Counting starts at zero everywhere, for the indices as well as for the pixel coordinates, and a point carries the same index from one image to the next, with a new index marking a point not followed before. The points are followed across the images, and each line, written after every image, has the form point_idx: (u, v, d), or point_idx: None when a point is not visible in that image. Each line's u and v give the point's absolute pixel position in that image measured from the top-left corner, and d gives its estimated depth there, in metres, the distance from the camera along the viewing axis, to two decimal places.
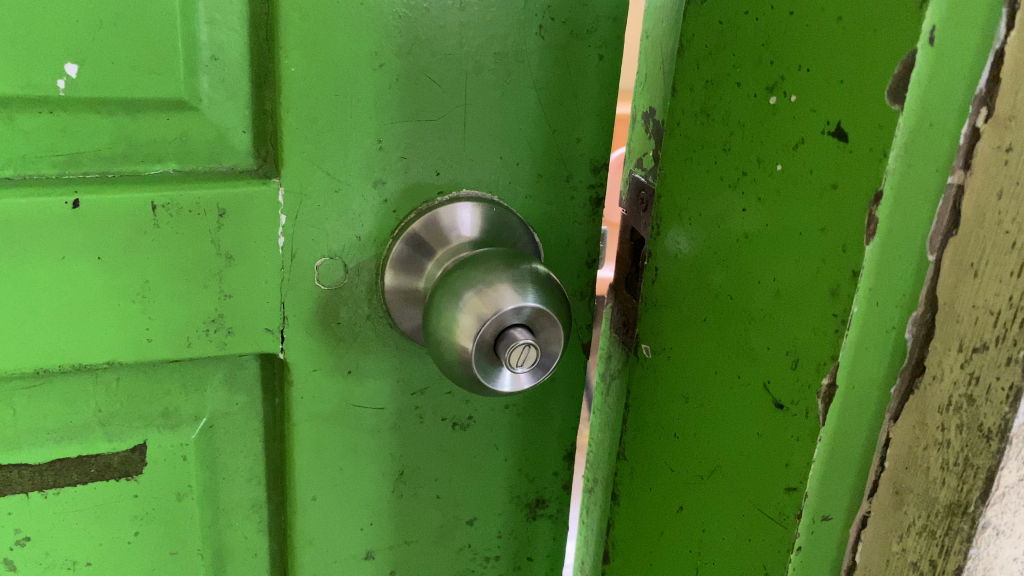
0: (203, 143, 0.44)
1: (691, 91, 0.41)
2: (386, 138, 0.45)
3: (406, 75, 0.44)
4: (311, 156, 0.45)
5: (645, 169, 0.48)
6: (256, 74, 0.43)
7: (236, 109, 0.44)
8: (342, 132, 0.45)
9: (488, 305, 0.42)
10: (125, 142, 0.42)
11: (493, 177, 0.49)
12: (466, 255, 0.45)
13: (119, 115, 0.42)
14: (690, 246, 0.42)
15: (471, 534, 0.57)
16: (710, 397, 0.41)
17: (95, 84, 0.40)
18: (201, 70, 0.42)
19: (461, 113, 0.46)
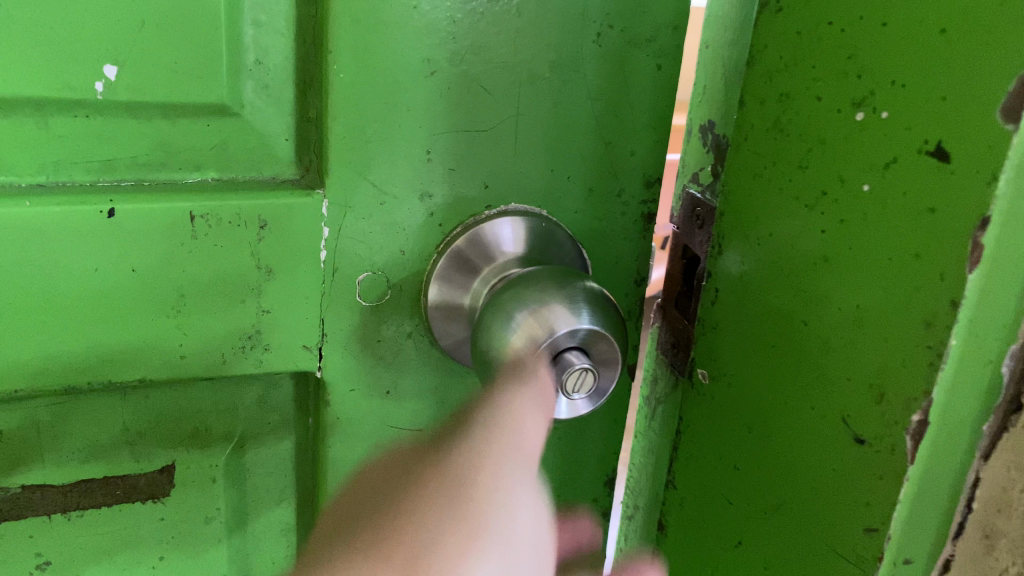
0: (244, 151, 0.42)
1: (763, 105, 0.39)
2: (435, 149, 0.43)
3: (458, 83, 0.42)
4: (357, 166, 0.43)
5: (702, 184, 0.45)
6: (301, 78, 0.41)
7: (279, 116, 0.42)
8: (389, 141, 0.43)
9: (542, 327, 0.39)
10: (164, 148, 0.40)
11: (543, 191, 0.47)
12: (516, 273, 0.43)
13: (157, 120, 0.40)
14: (757, 267, 0.39)
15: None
16: (777, 428, 0.39)
17: (134, 87, 0.38)
18: (244, 74, 0.40)
19: (514, 123, 0.44)
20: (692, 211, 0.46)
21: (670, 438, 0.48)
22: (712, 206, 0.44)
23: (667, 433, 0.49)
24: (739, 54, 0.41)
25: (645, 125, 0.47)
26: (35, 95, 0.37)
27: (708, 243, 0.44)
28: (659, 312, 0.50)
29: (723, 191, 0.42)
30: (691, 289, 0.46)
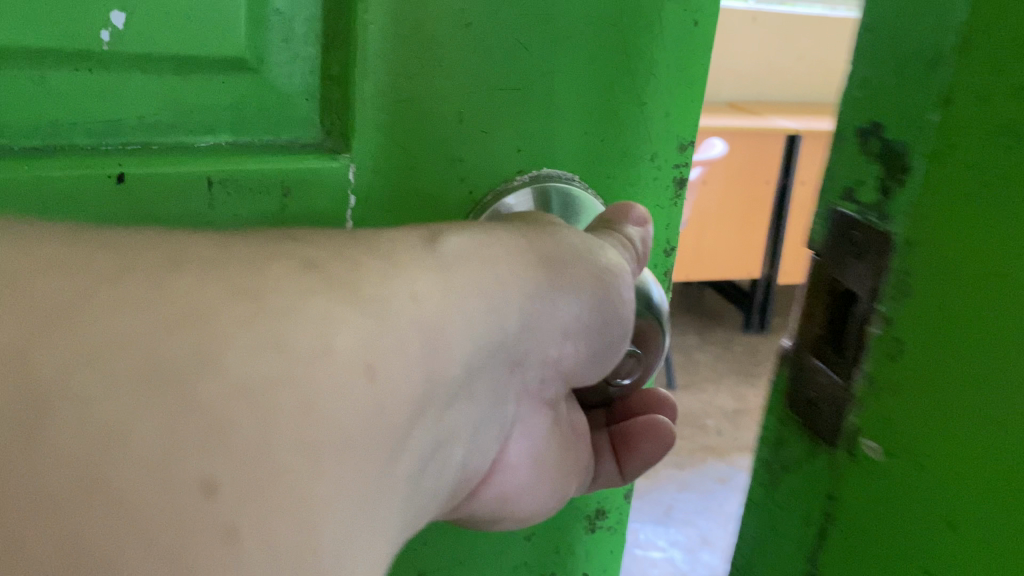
0: (261, 111, 0.38)
1: (980, 113, 0.27)
2: (468, 110, 0.40)
3: (491, 36, 0.39)
4: (381, 128, 0.39)
5: (861, 205, 0.32)
6: (326, 33, 0.38)
7: (297, 74, 0.38)
8: (417, 100, 0.39)
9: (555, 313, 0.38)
10: (174, 108, 0.36)
11: (578, 152, 0.44)
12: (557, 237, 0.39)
13: (168, 75, 0.36)
14: (977, 304, 0.27)
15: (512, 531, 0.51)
16: (997, 526, 0.28)
17: (143, 37, 0.35)
18: (264, 25, 0.36)
19: (548, 83, 0.41)
20: (843, 240, 0.33)
21: (813, 512, 0.35)
22: (882, 236, 0.31)
23: (794, 509, 0.37)
24: (886, 41, 0.30)
25: (690, 91, 0.44)
26: (27, 47, 0.33)
27: (876, 279, 0.31)
28: (790, 360, 0.36)
29: (904, 217, 0.30)
30: (840, 338, 0.33)
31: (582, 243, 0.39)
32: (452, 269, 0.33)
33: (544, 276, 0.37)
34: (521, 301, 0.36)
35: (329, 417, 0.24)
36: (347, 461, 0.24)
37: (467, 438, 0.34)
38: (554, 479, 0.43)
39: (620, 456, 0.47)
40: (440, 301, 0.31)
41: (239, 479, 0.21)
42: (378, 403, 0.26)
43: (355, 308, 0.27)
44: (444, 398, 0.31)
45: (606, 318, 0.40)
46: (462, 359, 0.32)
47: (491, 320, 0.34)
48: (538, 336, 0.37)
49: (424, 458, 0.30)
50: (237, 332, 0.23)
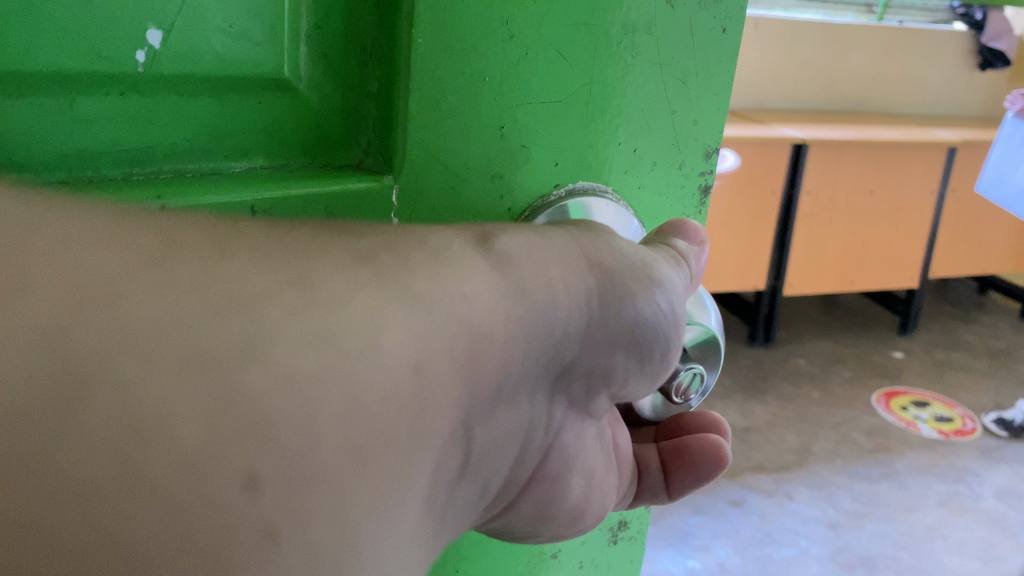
0: (296, 130, 0.34)
1: None
2: (510, 123, 0.36)
3: (536, 48, 0.35)
4: (436, 148, 0.35)
5: None
6: (365, 46, 0.35)
7: (332, 93, 0.35)
8: (464, 121, 0.35)
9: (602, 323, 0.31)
10: (207, 133, 0.32)
11: (615, 163, 0.39)
12: (607, 246, 0.32)
13: (202, 97, 0.31)
14: None
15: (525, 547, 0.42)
16: None
17: (180, 57, 0.30)
18: (306, 42, 0.33)
19: (585, 97, 0.37)
20: None
21: None
22: None
23: None
24: None
25: (719, 96, 0.40)
26: (48, 69, 0.27)
27: None
28: None
29: None
30: None
31: (638, 258, 0.33)
32: (509, 273, 0.27)
33: (601, 285, 0.31)
34: (571, 310, 0.29)
35: (380, 428, 0.19)
36: (395, 469, 0.20)
37: (516, 448, 0.29)
38: (595, 490, 0.37)
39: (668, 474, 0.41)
40: (497, 309, 0.25)
41: (285, 479, 0.17)
42: (426, 417, 0.21)
43: (403, 306, 0.22)
44: (488, 409, 0.25)
45: (660, 333, 0.33)
46: (512, 373, 0.26)
47: (540, 331, 0.28)
48: (591, 346, 0.31)
49: (451, 490, 0.24)
50: (288, 322, 0.18)
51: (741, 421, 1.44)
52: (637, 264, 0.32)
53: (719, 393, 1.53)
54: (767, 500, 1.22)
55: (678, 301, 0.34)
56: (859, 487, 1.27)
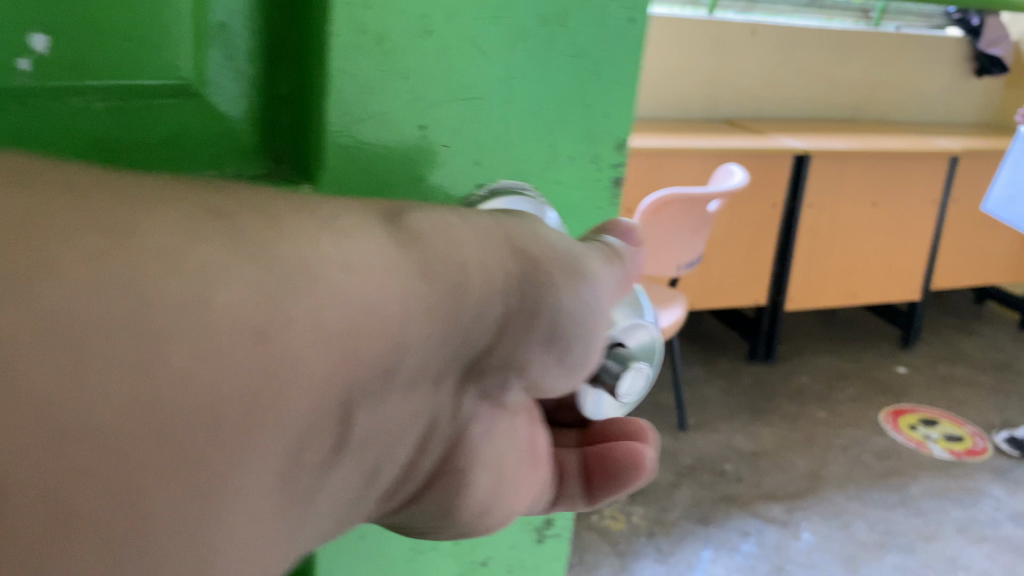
0: (200, 145, 0.23)
1: None
2: (433, 119, 0.24)
3: (461, 43, 0.23)
4: (364, 158, 0.24)
5: None
6: (287, 41, 0.24)
7: (250, 95, 0.23)
8: (382, 117, 0.23)
9: (518, 324, 0.18)
10: (88, 149, 0.21)
11: (537, 170, 0.26)
12: (530, 226, 0.19)
13: (91, 100, 0.21)
14: None
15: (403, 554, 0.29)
16: None
17: (64, 63, 0.20)
18: (211, 38, 0.22)
19: (505, 94, 0.25)
20: None
21: None
22: None
23: None
24: None
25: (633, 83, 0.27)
26: None
27: None
28: None
29: None
30: None
31: (574, 250, 0.19)
32: (415, 256, 0.15)
33: (517, 266, 0.17)
34: (437, 285, 0.16)
35: (198, 389, 0.11)
36: (258, 440, 0.12)
37: (409, 444, 0.17)
38: (506, 495, 0.22)
39: (587, 477, 0.25)
40: (401, 280, 0.15)
41: (9, 424, 0.10)
42: (288, 387, 0.12)
43: (247, 259, 0.12)
44: (379, 396, 0.15)
45: (584, 354, 0.19)
46: (417, 361, 0.16)
47: (452, 311, 0.16)
48: (494, 344, 0.17)
49: (315, 491, 0.14)
50: (80, 273, 0.10)
51: (749, 446, 1.39)
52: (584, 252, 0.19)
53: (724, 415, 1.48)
54: (782, 531, 1.17)
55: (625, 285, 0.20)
56: (876, 515, 1.23)
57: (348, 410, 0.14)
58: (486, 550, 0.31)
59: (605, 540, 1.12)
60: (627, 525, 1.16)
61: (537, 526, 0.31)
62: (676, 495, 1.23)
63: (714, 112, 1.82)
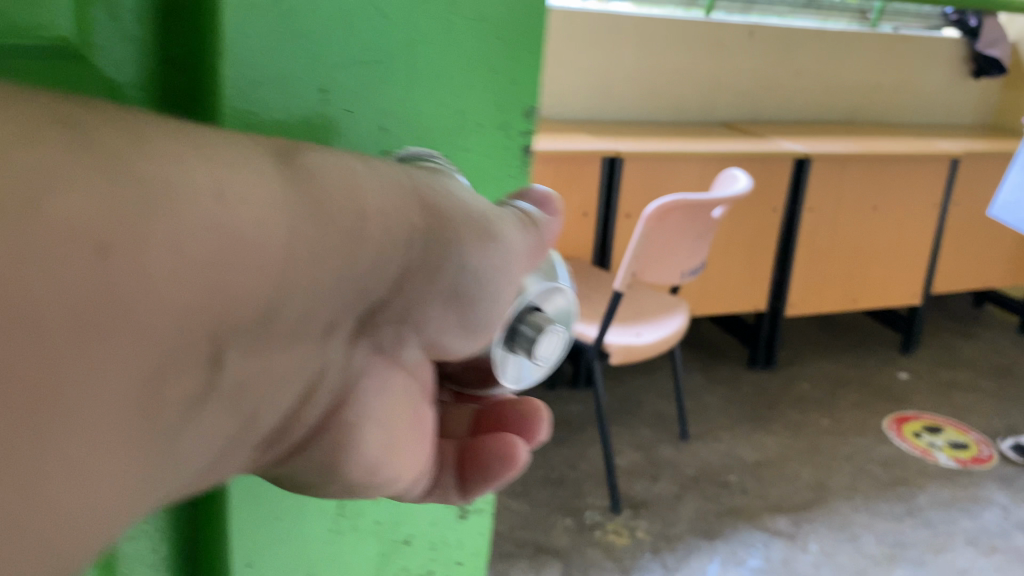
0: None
1: None
2: (333, 85, 0.25)
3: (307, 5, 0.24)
4: (271, 127, 0.25)
5: None
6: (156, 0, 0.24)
7: (143, 64, 0.24)
8: (283, 85, 0.25)
9: (410, 282, 0.20)
10: None
11: (447, 136, 0.28)
12: (441, 193, 0.21)
13: None
14: None
15: (323, 530, 0.32)
16: None
17: None
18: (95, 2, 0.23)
19: (408, 58, 0.26)
20: None
21: None
22: None
23: None
24: None
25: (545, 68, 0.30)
26: None
27: None
28: None
29: None
30: None
31: (485, 210, 0.21)
32: (308, 195, 0.17)
33: (422, 220, 0.20)
34: (335, 237, 0.17)
35: (31, 305, 0.12)
36: (103, 352, 0.13)
37: (297, 394, 0.18)
38: (394, 461, 0.22)
39: (461, 467, 0.26)
40: (281, 219, 0.16)
41: None
42: (137, 299, 0.13)
43: (109, 176, 0.13)
44: (254, 340, 0.16)
45: (489, 312, 0.22)
46: (302, 305, 0.17)
47: (343, 262, 0.18)
48: (393, 300, 0.20)
49: (183, 423, 0.15)
50: None
51: (753, 455, 1.36)
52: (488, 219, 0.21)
53: (725, 424, 1.45)
54: (790, 545, 1.14)
55: (539, 248, 0.23)
56: (883, 526, 1.20)
57: (217, 345, 0.15)
58: (407, 530, 0.34)
59: (609, 556, 1.08)
60: (631, 540, 1.12)
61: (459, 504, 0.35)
62: (680, 508, 1.20)
63: (710, 114, 1.81)
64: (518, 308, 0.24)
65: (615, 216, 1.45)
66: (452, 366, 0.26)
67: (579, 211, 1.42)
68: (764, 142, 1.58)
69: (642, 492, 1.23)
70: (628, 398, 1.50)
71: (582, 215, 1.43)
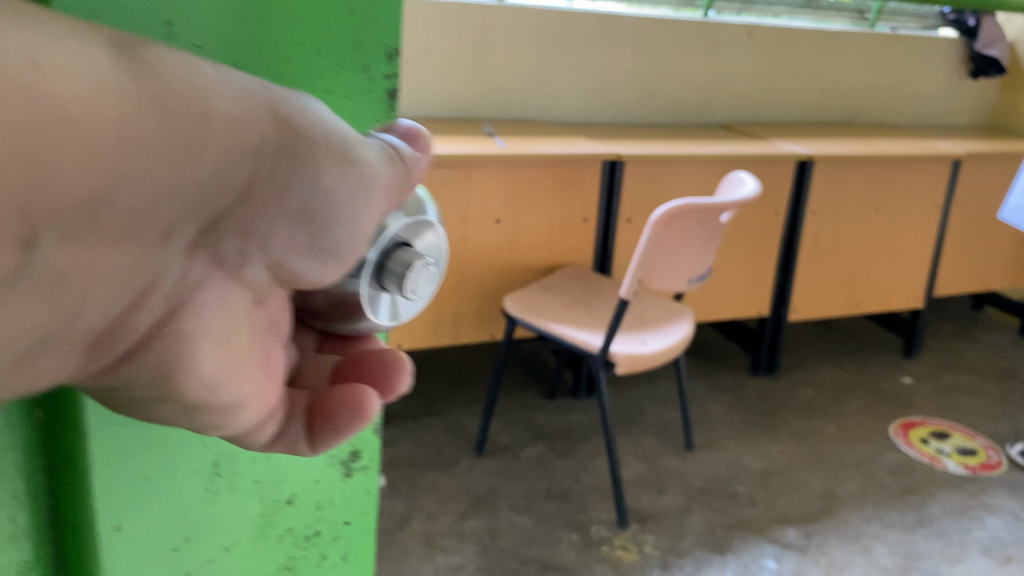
0: None
1: None
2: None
3: None
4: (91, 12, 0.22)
5: None
6: None
7: None
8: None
9: (259, 206, 0.17)
10: None
11: (304, 74, 0.27)
12: (281, 104, 0.18)
13: None
14: None
15: (200, 491, 0.29)
16: None
17: None
18: None
19: None
20: None
21: None
22: None
23: None
24: None
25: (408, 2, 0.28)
26: None
27: None
28: None
29: None
30: None
31: (348, 135, 0.19)
32: (147, 86, 0.15)
33: (274, 133, 0.17)
34: (166, 128, 0.15)
35: None
36: None
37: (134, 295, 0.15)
38: (229, 376, 0.19)
39: (311, 415, 0.23)
40: (113, 95, 0.14)
41: None
42: None
43: None
44: (79, 229, 0.13)
45: (353, 235, 0.19)
46: (136, 201, 0.14)
47: (180, 161, 0.15)
48: (235, 211, 0.17)
49: None
50: None
51: (760, 464, 1.33)
52: (335, 138, 0.18)
53: (730, 432, 1.42)
54: (801, 559, 1.11)
55: (403, 184, 0.21)
56: (896, 537, 1.17)
57: (31, 224, 0.13)
58: (290, 488, 0.32)
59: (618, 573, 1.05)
60: (639, 555, 1.08)
61: (342, 459, 0.33)
62: (687, 522, 1.16)
63: (710, 116, 1.78)
64: (383, 246, 0.23)
65: (615, 221, 1.42)
66: (319, 299, 0.24)
67: (579, 217, 1.40)
68: (765, 144, 1.55)
69: (648, 505, 1.19)
70: (630, 407, 1.47)
71: (582, 220, 1.40)
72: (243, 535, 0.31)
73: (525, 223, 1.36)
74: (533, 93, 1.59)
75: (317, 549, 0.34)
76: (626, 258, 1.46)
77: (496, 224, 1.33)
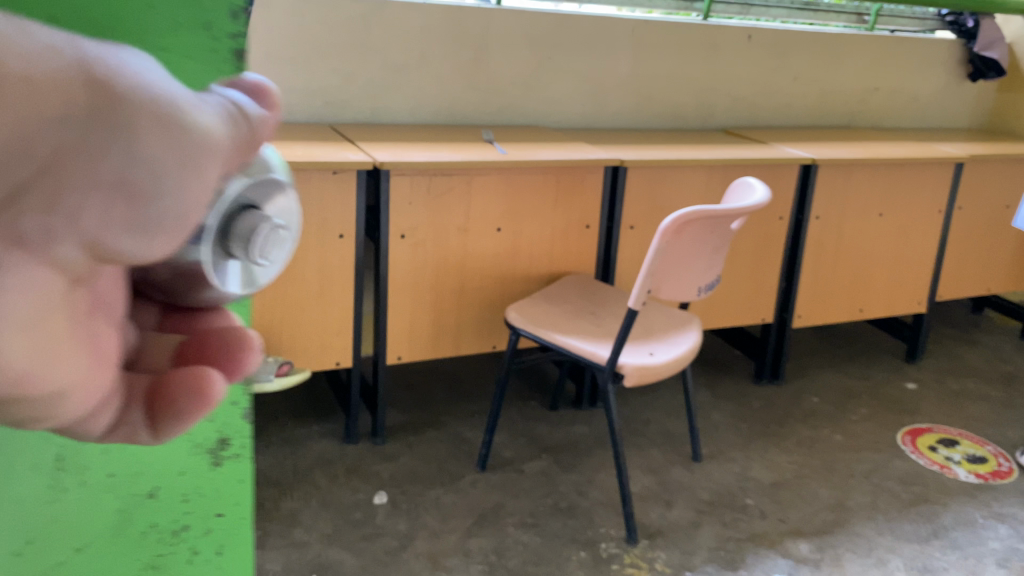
0: None
1: None
2: None
3: None
4: None
5: None
6: None
7: None
8: None
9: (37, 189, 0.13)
10: None
11: None
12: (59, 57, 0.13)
13: None
14: None
15: (34, 487, 0.25)
16: None
17: None
18: None
19: None
20: None
21: None
22: None
23: None
24: None
25: None
26: None
27: None
28: None
29: None
30: None
31: (174, 81, 0.15)
32: None
33: (71, 90, 0.13)
34: None
35: None
36: None
37: None
38: (44, 370, 0.14)
39: (151, 400, 0.19)
40: None
41: None
42: None
43: None
44: None
45: (184, 204, 0.14)
46: None
47: None
48: (29, 184, 0.13)
49: None
50: None
51: (768, 475, 1.30)
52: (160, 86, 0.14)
53: (736, 442, 1.39)
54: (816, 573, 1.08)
55: (250, 142, 0.16)
56: (911, 549, 1.14)
57: None
58: (150, 482, 0.28)
59: None
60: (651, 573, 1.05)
61: (208, 447, 0.29)
62: (698, 537, 1.13)
63: (709, 120, 1.75)
64: (233, 204, 0.18)
65: (617, 229, 1.39)
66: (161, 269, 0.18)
67: (579, 224, 1.37)
68: (767, 148, 1.53)
69: (657, 520, 1.16)
70: (634, 418, 1.44)
71: (583, 227, 1.37)
72: (97, 535, 0.28)
73: (525, 230, 1.33)
74: (530, 98, 1.56)
75: (186, 545, 0.31)
76: (628, 266, 1.43)
77: (497, 232, 1.30)
